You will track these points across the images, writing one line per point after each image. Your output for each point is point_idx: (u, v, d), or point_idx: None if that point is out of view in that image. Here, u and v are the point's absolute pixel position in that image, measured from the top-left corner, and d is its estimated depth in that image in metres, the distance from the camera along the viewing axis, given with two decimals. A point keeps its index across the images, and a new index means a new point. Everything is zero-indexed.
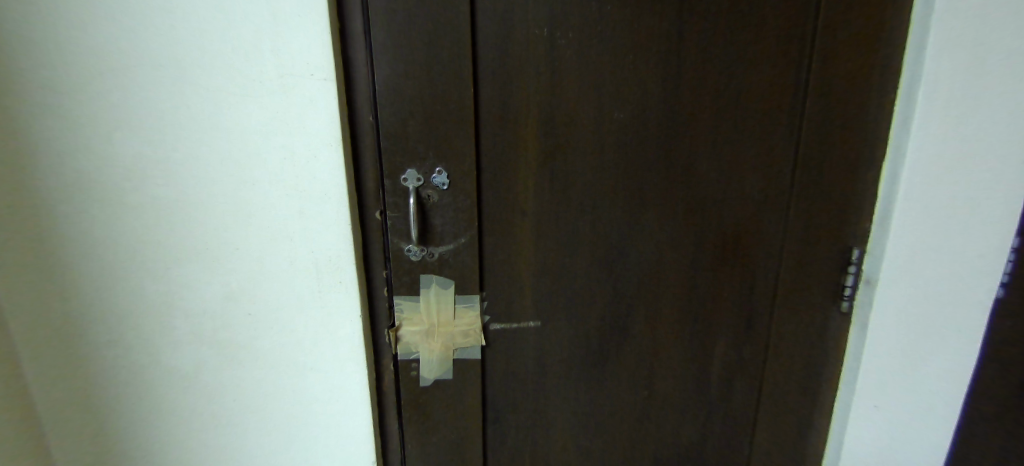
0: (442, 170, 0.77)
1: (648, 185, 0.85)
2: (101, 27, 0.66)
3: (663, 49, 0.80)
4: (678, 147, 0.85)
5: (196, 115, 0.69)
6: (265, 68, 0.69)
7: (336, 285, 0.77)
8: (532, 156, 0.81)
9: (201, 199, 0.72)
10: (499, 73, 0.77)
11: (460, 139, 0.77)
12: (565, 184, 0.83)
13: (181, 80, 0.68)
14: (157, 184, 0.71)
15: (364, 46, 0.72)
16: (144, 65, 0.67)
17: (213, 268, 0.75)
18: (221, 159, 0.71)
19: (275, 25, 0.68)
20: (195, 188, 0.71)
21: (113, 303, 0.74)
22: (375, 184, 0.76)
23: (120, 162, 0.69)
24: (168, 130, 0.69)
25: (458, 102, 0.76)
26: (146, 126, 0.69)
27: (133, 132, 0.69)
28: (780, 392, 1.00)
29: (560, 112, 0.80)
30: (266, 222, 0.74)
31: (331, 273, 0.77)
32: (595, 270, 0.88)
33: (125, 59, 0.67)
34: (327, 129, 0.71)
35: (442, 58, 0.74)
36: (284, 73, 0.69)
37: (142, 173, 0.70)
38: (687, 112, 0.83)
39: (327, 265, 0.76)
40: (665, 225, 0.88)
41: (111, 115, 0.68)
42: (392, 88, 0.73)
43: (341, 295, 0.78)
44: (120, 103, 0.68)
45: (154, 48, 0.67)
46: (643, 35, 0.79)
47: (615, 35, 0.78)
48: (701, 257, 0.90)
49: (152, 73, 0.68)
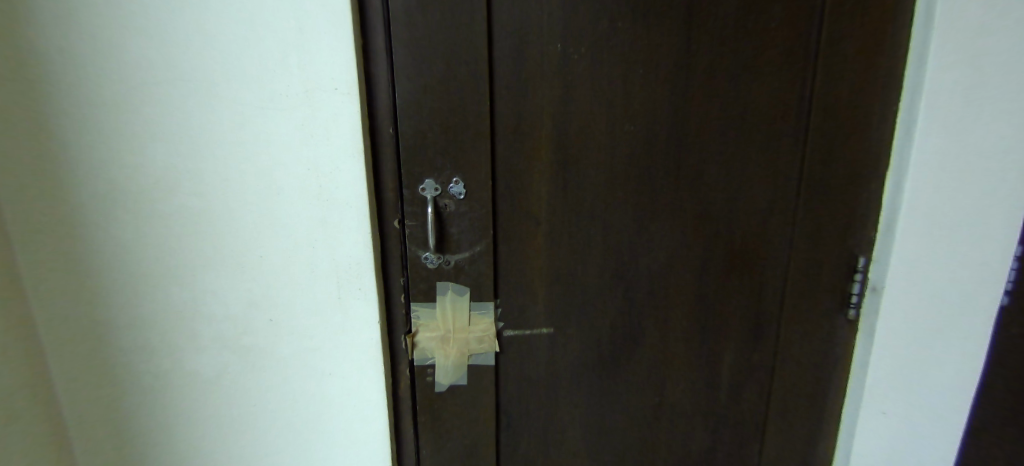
0: (459, 180, 0.80)
1: (659, 196, 0.88)
2: (138, 46, 0.69)
3: (673, 63, 0.83)
4: (687, 156, 0.87)
5: (226, 126, 0.72)
6: (292, 81, 0.72)
7: (356, 291, 0.80)
8: (546, 167, 0.83)
9: (228, 208, 0.74)
10: (514, 86, 0.79)
11: (476, 150, 0.79)
12: (578, 193, 0.85)
13: (212, 94, 0.71)
14: (186, 193, 0.73)
15: (385, 61, 0.74)
16: (175, 80, 0.70)
17: (236, 275, 0.77)
18: (248, 169, 0.74)
19: (302, 39, 0.71)
20: (221, 198, 0.74)
21: (139, 310, 0.76)
22: (394, 194, 0.79)
23: (151, 172, 0.72)
24: (197, 142, 0.72)
25: (475, 115, 0.78)
26: (177, 137, 0.72)
27: (163, 144, 0.72)
28: (788, 398, 1.02)
29: (573, 123, 0.82)
30: (289, 230, 0.76)
31: (351, 280, 0.79)
32: (607, 277, 0.90)
33: (160, 75, 0.70)
34: (349, 139, 0.74)
35: (460, 73, 0.77)
36: (309, 88, 0.72)
37: (171, 183, 0.73)
38: (696, 121, 0.86)
39: (347, 273, 0.79)
40: (675, 234, 0.90)
41: (143, 127, 0.71)
42: (412, 102, 0.76)
43: (361, 302, 0.80)
44: (154, 116, 0.71)
45: (187, 64, 0.70)
46: (653, 49, 0.82)
47: (625, 50, 0.81)
48: (711, 263, 0.92)
49: (185, 87, 0.71)
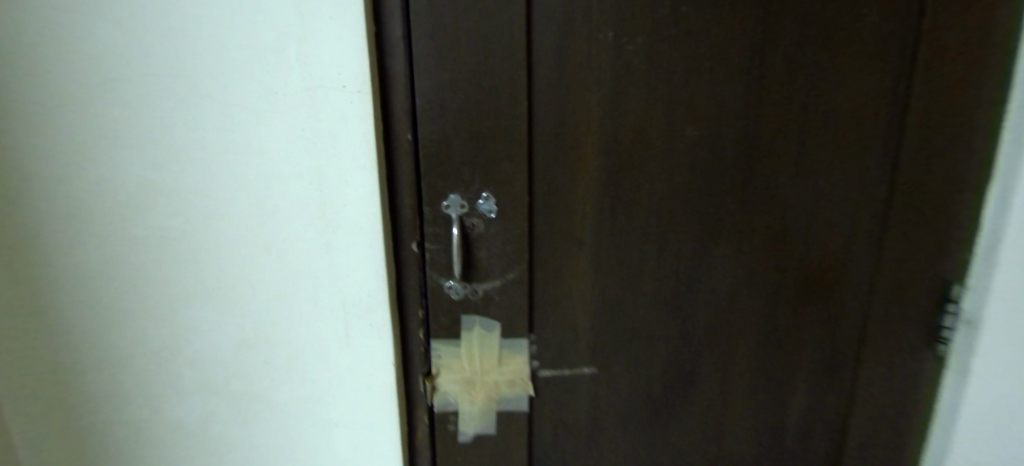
0: (489, 195, 0.67)
1: (723, 215, 0.73)
2: (102, 37, 0.55)
3: (751, 55, 0.67)
4: (757, 169, 0.72)
5: (212, 133, 0.59)
6: (291, 79, 0.58)
7: (367, 328, 0.67)
8: (592, 180, 0.70)
9: (217, 231, 0.62)
10: (556, 84, 0.65)
11: (510, 160, 0.66)
12: (629, 211, 0.71)
13: (194, 96, 0.58)
14: (162, 216, 0.61)
15: (404, 52, 0.61)
16: (142, 79, 0.57)
17: (223, 312, 0.65)
18: (238, 185, 0.61)
19: (304, 27, 0.56)
20: (205, 221, 0.62)
21: (112, 350, 0.65)
22: (412, 212, 0.66)
23: (125, 190, 0.60)
24: (174, 154, 0.60)
25: (509, 119, 0.65)
26: (154, 147, 0.59)
27: (133, 157, 0.59)
28: (865, 445, 0.87)
29: (625, 128, 0.68)
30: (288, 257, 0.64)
31: (362, 317, 0.66)
32: (660, 307, 0.76)
33: (131, 72, 0.57)
34: (360, 149, 0.61)
35: (493, 68, 0.63)
36: (310, 86, 0.58)
37: (150, 202, 0.61)
38: (773, 130, 0.71)
39: (356, 306, 0.66)
40: (740, 260, 0.76)
41: (115, 136, 0.58)
42: (434, 102, 0.63)
43: (372, 340, 0.68)
44: (126, 123, 0.58)
45: (159, 58, 0.56)
46: (728, 36, 0.66)
47: (693, 38, 0.66)
48: (779, 293, 0.78)
49: (161, 87, 0.57)
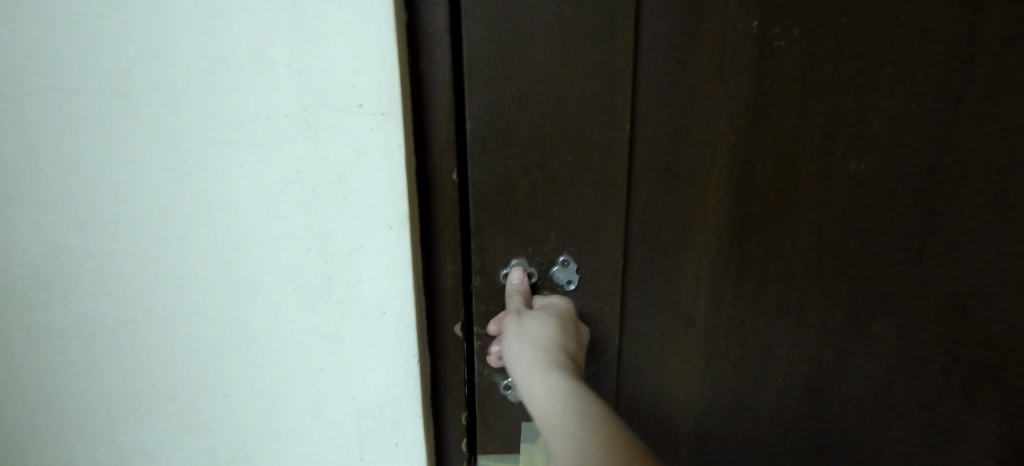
0: (567, 260, 0.46)
1: (908, 297, 0.48)
2: (32, 31, 0.39)
3: (968, 50, 0.42)
4: (958, 225, 0.46)
5: (177, 171, 0.42)
6: (283, 95, 0.40)
7: (390, 439, 0.48)
8: (713, 236, 0.48)
9: (187, 302, 0.45)
10: (669, 99, 0.44)
11: (596, 210, 0.45)
12: (763, 280, 0.49)
13: (153, 118, 0.41)
14: (119, 288, 0.45)
15: (448, 56, 0.41)
16: (92, 100, 0.41)
17: (203, 412, 0.48)
18: (214, 241, 0.43)
19: (302, 22, 0.38)
20: (175, 294, 0.45)
21: (65, 454, 0.50)
22: (455, 283, 0.46)
23: (65, 241, 0.44)
24: (133, 204, 0.43)
25: (601, 151, 0.44)
26: (104, 185, 0.42)
27: (81, 207, 0.43)
28: None
29: (765, 164, 0.46)
30: (282, 340, 0.46)
31: (383, 423, 0.48)
32: (801, 420, 0.53)
33: (69, 84, 0.40)
34: (383, 196, 0.42)
35: (581, 76, 0.42)
36: (313, 105, 0.40)
37: (98, 257, 0.44)
38: (984, 166, 0.44)
39: (376, 410, 0.48)
40: (934, 365, 0.49)
41: (50, 168, 0.42)
42: (492, 128, 0.42)
43: (397, 454, 0.49)
44: (65, 151, 0.42)
45: (112, 71, 0.40)
46: (932, 24, 0.43)
47: (870, 30, 0.43)
48: (999, 421, 0.49)
49: (110, 105, 0.41)
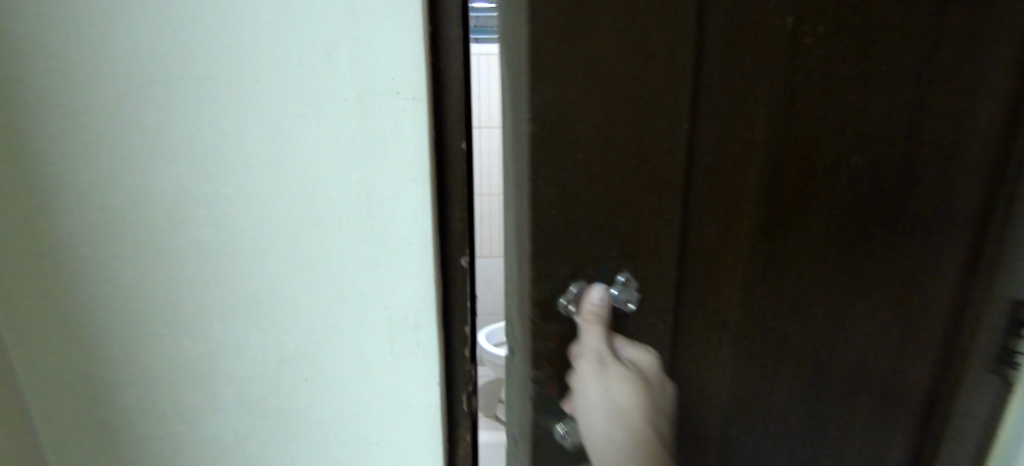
0: (626, 279, 0.43)
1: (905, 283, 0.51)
2: (52, 41, 0.37)
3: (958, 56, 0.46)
4: (920, 198, 0.49)
5: (212, 184, 0.40)
6: (303, 106, 0.39)
7: (410, 433, 0.49)
8: (752, 242, 0.47)
9: (221, 321, 0.44)
10: (718, 101, 0.42)
11: (652, 219, 0.42)
12: (792, 281, 0.49)
13: (185, 130, 0.39)
14: (149, 317, 0.43)
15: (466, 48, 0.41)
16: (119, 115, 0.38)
17: (237, 434, 0.48)
18: (242, 251, 0.42)
19: (328, 33, 0.38)
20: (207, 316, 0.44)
21: None
22: (470, 276, 0.46)
23: (81, 263, 0.41)
24: (167, 225, 0.41)
25: (659, 157, 0.40)
26: (135, 206, 0.40)
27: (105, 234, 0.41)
28: None
29: (798, 165, 0.46)
30: (288, 360, 0.46)
31: (407, 420, 0.49)
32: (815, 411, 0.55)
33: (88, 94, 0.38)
34: (407, 193, 0.41)
35: (645, 74, 0.38)
36: (348, 106, 0.39)
37: (116, 276, 0.42)
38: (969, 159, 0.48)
39: (403, 409, 0.48)
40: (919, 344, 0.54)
41: (72, 189, 0.39)
42: (551, 133, 0.37)
43: (419, 446, 0.50)
44: (93, 172, 0.39)
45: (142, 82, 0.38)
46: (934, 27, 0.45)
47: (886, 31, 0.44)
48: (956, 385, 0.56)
49: (137, 114, 0.38)
